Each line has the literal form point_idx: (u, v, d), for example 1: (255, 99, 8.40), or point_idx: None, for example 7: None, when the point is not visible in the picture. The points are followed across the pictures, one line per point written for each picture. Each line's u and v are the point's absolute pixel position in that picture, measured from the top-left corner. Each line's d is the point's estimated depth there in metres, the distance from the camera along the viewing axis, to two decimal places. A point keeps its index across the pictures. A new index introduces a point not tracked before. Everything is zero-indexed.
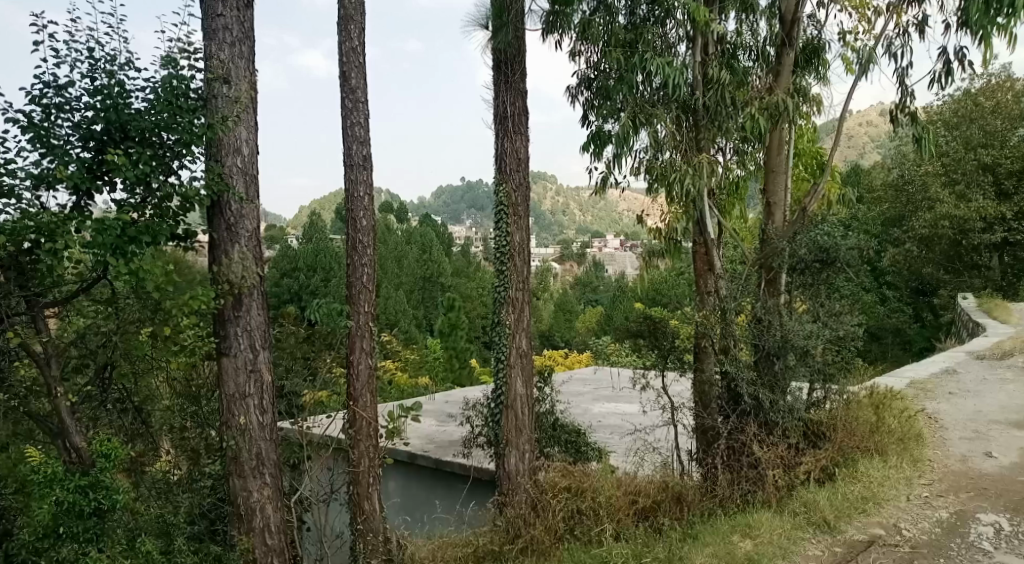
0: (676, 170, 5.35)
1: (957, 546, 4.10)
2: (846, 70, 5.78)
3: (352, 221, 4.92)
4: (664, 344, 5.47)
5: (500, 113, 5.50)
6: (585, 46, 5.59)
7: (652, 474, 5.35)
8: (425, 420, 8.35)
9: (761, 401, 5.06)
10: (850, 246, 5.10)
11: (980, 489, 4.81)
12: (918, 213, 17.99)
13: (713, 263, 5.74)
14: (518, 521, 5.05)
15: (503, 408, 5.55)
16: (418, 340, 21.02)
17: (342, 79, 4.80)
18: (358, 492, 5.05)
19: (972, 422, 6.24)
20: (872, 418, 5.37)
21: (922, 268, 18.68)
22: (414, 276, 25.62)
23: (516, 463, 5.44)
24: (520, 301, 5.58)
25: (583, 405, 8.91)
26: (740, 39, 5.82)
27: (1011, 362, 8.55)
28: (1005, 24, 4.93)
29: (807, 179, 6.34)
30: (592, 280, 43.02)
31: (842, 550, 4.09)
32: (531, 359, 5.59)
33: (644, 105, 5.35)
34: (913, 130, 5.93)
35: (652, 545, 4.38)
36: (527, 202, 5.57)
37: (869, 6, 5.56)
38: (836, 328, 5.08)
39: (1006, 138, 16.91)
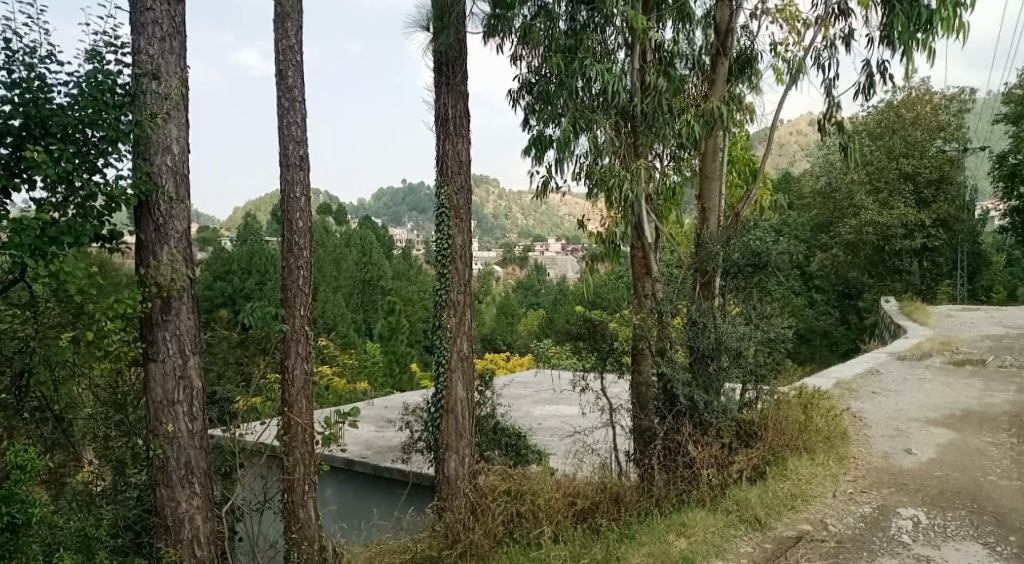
0: (615, 174, 5.43)
1: (879, 540, 4.26)
2: (777, 80, 5.96)
3: (288, 223, 4.79)
4: (603, 346, 5.52)
5: (442, 115, 5.46)
6: (526, 51, 5.63)
7: (591, 476, 5.40)
8: (364, 426, 8.26)
9: (696, 402, 5.15)
10: (781, 250, 5.33)
11: (900, 484, 5.02)
12: (845, 219, 18.76)
13: (651, 267, 5.81)
14: (457, 526, 5.00)
15: (443, 413, 5.51)
16: (357, 344, 20.78)
17: (278, 77, 4.70)
18: (292, 500, 4.94)
19: (893, 420, 6.51)
20: (801, 417, 5.55)
21: (848, 272, 19.47)
22: (354, 278, 25.35)
23: (455, 467, 5.40)
24: (462, 304, 5.55)
25: (523, 408, 8.94)
26: (677, 48, 5.92)
27: (930, 363, 8.97)
28: (925, 39, 5.17)
29: (741, 186, 6.51)
30: (533, 283, 43.33)
31: (771, 546, 4.21)
32: (472, 362, 5.56)
33: (584, 110, 5.40)
34: (840, 139, 6.17)
35: (590, 546, 4.43)
36: (468, 205, 5.54)
37: (798, 19, 5.75)
38: (767, 330, 5.26)
39: (925, 148, 17.80)
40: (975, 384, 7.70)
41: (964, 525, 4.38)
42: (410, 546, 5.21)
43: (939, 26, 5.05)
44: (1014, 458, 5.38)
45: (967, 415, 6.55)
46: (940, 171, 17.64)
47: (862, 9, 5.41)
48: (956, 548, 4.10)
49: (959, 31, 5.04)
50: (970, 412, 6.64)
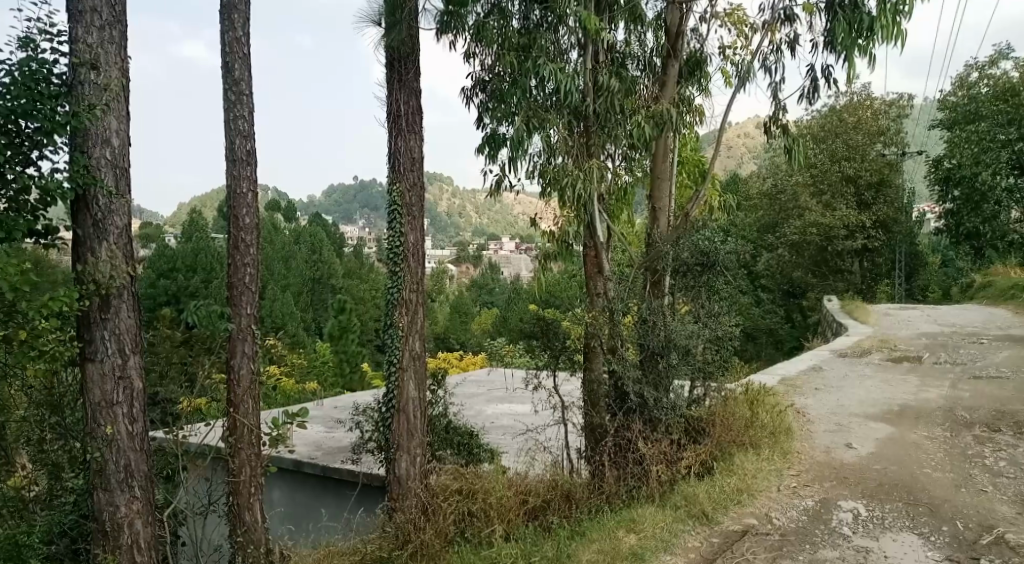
0: (568, 174, 5.45)
1: (820, 533, 4.38)
2: (725, 83, 6.08)
3: (233, 220, 4.69)
4: (556, 344, 5.53)
5: (393, 111, 5.41)
6: (479, 49, 5.64)
7: (542, 474, 5.42)
8: (312, 426, 8.14)
9: (646, 399, 5.21)
10: (729, 250, 5.43)
11: (841, 478, 5.17)
12: (789, 220, 19.26)
13: (603, 265, 5.87)
14: (407, 526, 4.99)
15: (394, 412, 5.46)
16: (307, 344, 20.52)
17: (224, 70, 4.59)
18: (237, 503, 4.82)
19: (835, 415, 6.70)
20: (747, 413, 5.66)
21: (792, 272, 20.00)
22: (303, 277, 24.96)
23: (406, 468, 5.35)
24: (414, 302, 5.49)
25: (476, 407, 8.91)
26: (629, 50, 6.00)
27: (870, 360, 9.27)
28: (866, 46, 5.33)
29: (691, 187, 6.61)
30: (487, 282, 43.37)
31: (718, 540, 4.30)
32: (424, 361, 5.53)
33: (537, 109, 5.43)
34: (784, 142, 6.33)
35: (540, 544, 4.44)
36: (421, 203, 5.49)
37: (746, 23, 5.87)
38: (715, 328, 5.35)
39: (866, 152, 18.42)
40: (911, 380, 7.99)
41: (901, 516, 4.53)
42: (359, 548, 5.18)
43: (879, 34, 5.21)
44: (947, 451, 5.59)
45: (904, 410, 6.77)
46: (879, 174, 18.41)
47: (807, 15, 5.56)
48: (894, 539, 4.23)
49: (898, 38, 5.19)
50: (907, 407, 6.87)
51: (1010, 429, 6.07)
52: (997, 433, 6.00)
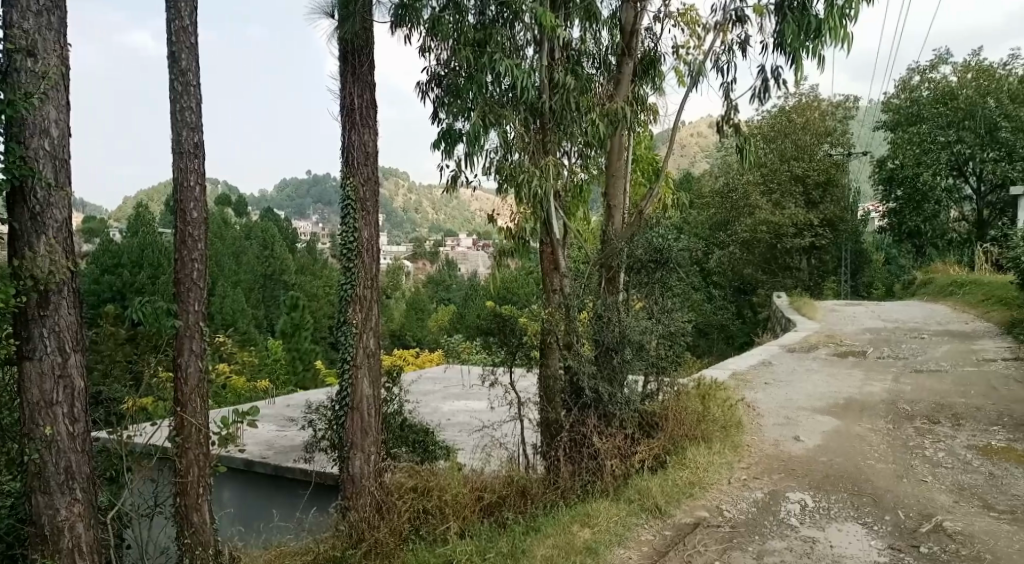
0: (524, 171, 5.46)
1: (769, 524, 4.47)
2: (678, 82, 6.16)
3: (180, 214, 4.55)
4: (511, 341, 5.55)
5: (347, 105, 5.33)
6: (435, 43, 5.59)
7: (498, 470, 5.42)
8: (264, 425, 8.00)
9: (601, 394, 5.26)
10: (681, 247, 5.53)
11: (789, 470, 5.30)
12: (741, 218, 19.64)
13: (559, 262, 5.91)
14: (361, 525, 4.97)
15: (348, 410, 5.39)
16: (258, 342, 20.12)
17: (171, 60, 4.46)
18: (185, 504, 4.71)
19: (784, 409, 6.85)
20: (699, 408, 5.75)
21: (743, 269, 20.40)
22: (255, 273, 24.46)
23: (360, 466, 5.30)
24: (368, 299, 5.44)
25: (432, 404, 8.87)
26: (584, 47, 5.98)
27: (816, 354, 9.52)
28: (814, 48, 5.44)
29: (645, 185, 6.69)
30: (444, 278, 43.22)
31: (671, 533, 4.36)
32: (379, 359, 5.47)
33: (493, 105, 5.40)
34: (736, 141, 6.43)
35: (495, 540, 4.43)
36: (376, 198, 5.42)
37: (698, 23, 5.95)
38: (668, 324, 5.41)
39: (813, 152, 18.93)
40: (856, 374, 8.22)
41: (846, 507, 4.65)
42: (312, 548, 5.13)
43: (827, 36, 5.34)
44: (890, 443, 5.77)
45: (849, 403, 6.97)
46: (827, 174, 18.87)
47: (758, 17, 5.66)
48: (839, 529, 4.35)
49: (845, 41, 5.33)
50: (852, 400, 7.07)
51: (948, 420, 6.30)
52: (936, 424, 6.22)
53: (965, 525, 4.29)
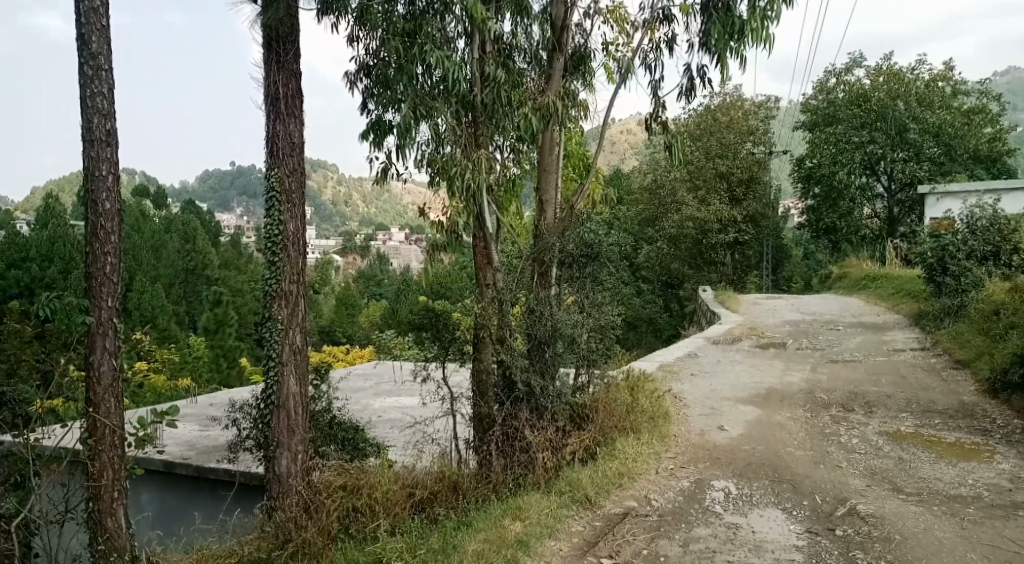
0: (456, 164, 5.45)
1: (695, 512, 4.59)
2: (608, 79, 6.24)
3: (92, 205, 4.33)
4: (445, 336, 5.50)
5: (272, 94, 5.18)
6: (363, 32, 5.50)
7: (429, 466, 5.37)
8: (185, 425, 7.73)
9: (534, 388, 5.29)
10: (612, 242, 5.59)
11: (714, 458, 5.44)
12: (669, 214, 20.11)
13: (492, 257, 5.88)
14: (288, 525, 4.85)
15: (274, 408, 5.25)
16: (179, 339, 19.44)
17: (80, 42, 4.22)
18: (98, 509, 4.49)
19: (709, 399, 7.05)
20: (628, 399, 5.84)
21: (671, 263, 20.87)
22: (175, 268, 23.55)
23: (287, 465, 5.19)
24: (294, 295, 5.27)
25: (362, 401, 8.74)
26: (515, 41, 5.96)
27: (739, 346, 9.82)
28: (737, 47, 5.58)
29: (575, 180, 6.75)
30: (375, 274, 42.65)
31: (601, 524, 4.42)
32: (307, 355, 5.34)
33: (423, 97, 5.34)
34: (664, 138, 6.56)
35: (426, 537, 4.38)
36: (302, 190, 5.29)
37: (627, 21, 6.02)
38: (598, 318, 5.48)
39: (737, 150, 19.54)
40: (777, 364, 8.54)
41: (767, 493, 4.82)
42: (237, 550, 4.99)
43: (749, 36, 5.49)
44: (808, 430, 6.01)
45: (770, 393, 7.22)
46: (749, 172, 19.54)
47: (684, 16, 5.78)
48: (760, 514, 4.51)
49: (766, 42, 5.49)
50: (773, 390, 7.33)
51: (862, 408, 6.61)
52: (851, 412, 6.51)
53: (877, 507, 4.50)
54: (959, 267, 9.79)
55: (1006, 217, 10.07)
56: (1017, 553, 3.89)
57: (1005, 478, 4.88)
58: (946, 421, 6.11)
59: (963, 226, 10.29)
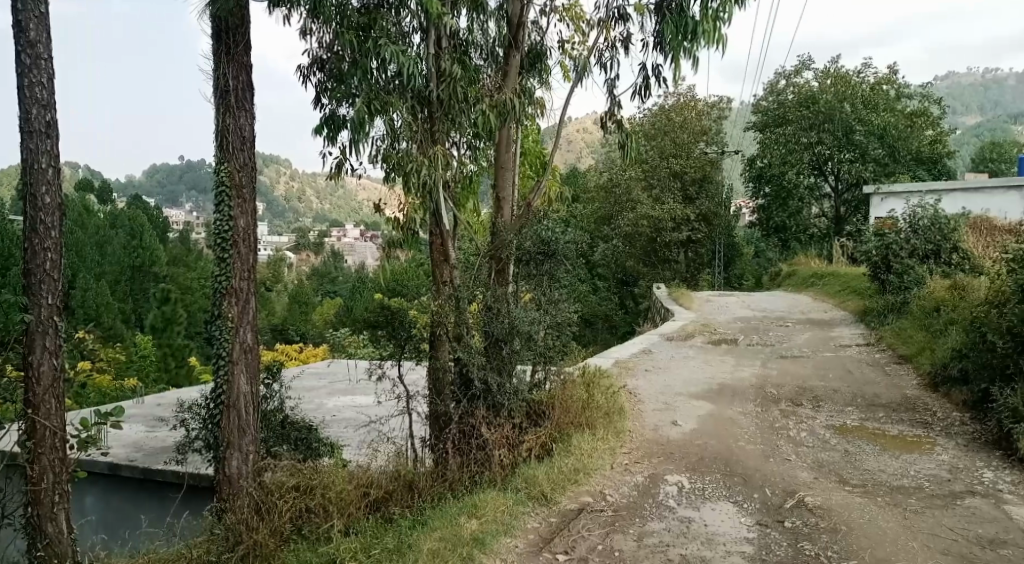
0: (412, 160, 5.41)
1: (649, 506, 4.64)
2: (564, 77, 6.25)
3: (31, 199, 4.16)
4: (400, 334, 5.47)
5: (221, 87, 5.05)
6: (316, 25, 5.40)
7: (384, 465, 5.31)
8: (131, 426, 7.52)
9: (490, 385, 5.28)
10: (568, 240, 5.62)
11: (667, 453, 5.51)
12: (624, 212, 20.32)
13: (449, 254, 5.85)
14: (238, 526, 4.73)
15: (224, 408, 5.13)
16: (125, 338, 18.94)
17: (17, 29, 4.05)
18: (38, 514, 4.32)
19: (663, 395, 7.14)
20: (584, 395, 5.86)
21: (626, 261, 21.07)
22: (121, 265, 22.86)
23: (238, 466, 5.06)
24: (243, 292, 5.11)
25: (316, 400, 8.62)
26: (472, 38, 5.90)
27: (693, 342, 9.97)
28: (691, 48, 5.65)
29: (532, 178, 6.78)
30: (329, 271, 42.07)
31: (556, 520, 4.45)
32: (256, 354, 5.17)
33: (378, 92, 5.25)
34: (619, 137, 6.63)
35: (381, 536, 4.34)
36: (253, 185, 5.18)
37: (583, 19, 6.05)
38: (555, 315, 5.50)
39: (690, 150, 19.89)
40: (729, 360, 8.70)
41: (719, 487, 4.90)
42: (185, 553, 4.86)
43: (702, 38, 5.56)
44: (758, 425, 6.14)
45: (723, 388, 7.35)
46: (703, 171, 19.89)
47: (638, 15, 5.83)
48: (712, 508, 4.58)
49: (719, 43, 5.58)
50: (726, 385, 7.46)
51: (810, 402, 6.78)
52: (799, 406, 6.67)
53: (824, 499, 4.62)
54: (902, 265, 10.12)
55: (946, 217, 10.43)
56: (955, 540, 4.03)
57: (945, 469, 5.06)
58: (889, 414, 6.30)
59: (906, 225, 10.63)
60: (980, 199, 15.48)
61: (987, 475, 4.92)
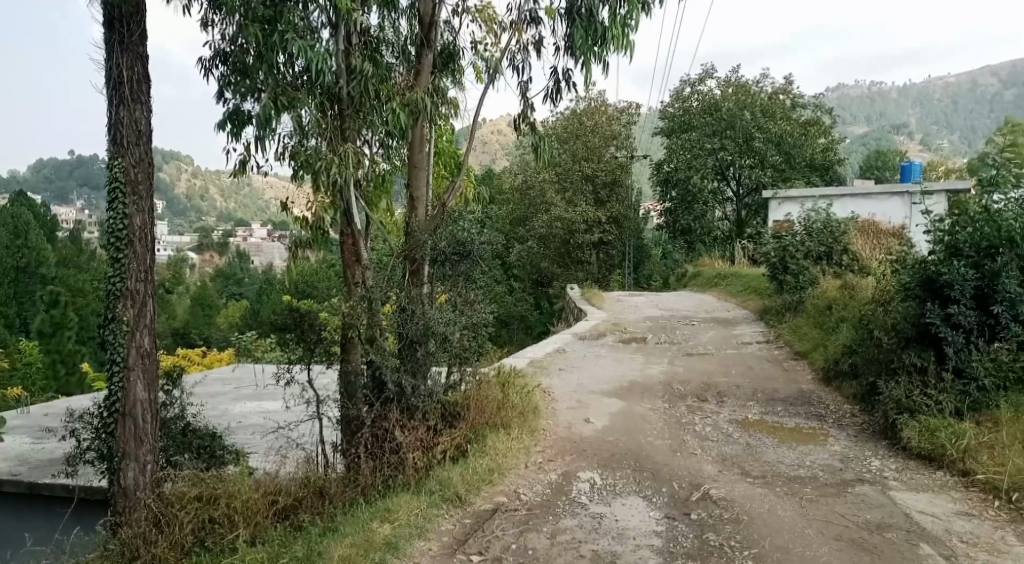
0: (320, 158, 5.27)
1: (562, 503, 4.69)
2: (477, 78, 6.26)
3: None
4: (310, 337, 5.30)
5: (114, 77, 4.78)
6: (218, 16, 5.20)
7: (293, 473, 5.17)
8: (14, 438, 7.02)
9: (404, 387, 5.25)
10: (484, 240, 5.58)
11: (580, 450, 5.60)
12: (538, 214, 20.61)
13: (361, 255, 5.81)
14: (135, 541, 4.56)
15: (118, 417, 4.88)
16: (10, 345, 17.84)
17: None
18: None
19: (575, 393, 7.25)
20: (500, 395, 5.84)
21: (540, 263, 21.32)
22: (5, 266, 21.35)
23: (134, 477, 4.85)
24: (141, 294, 4.90)
25: (220, 407, 8.28)
26: (383, 35, 5.87)
27: (604, 341, 10.20)
28: (600, 53, 5.77)
29: (447, 178, 6.87)
30: (234, 272, 40.59)
31: (470, 521, 4.44)
32: (155, 359, 4.97)
33: (285, 87, 5.12)
34: (532, 139, 6.68)
35: (289, 545, 4.22)
36: (149, 180, 4.93)
37: (495, 21, 6.07)
38: (470, 316, 5.45)
39: (601, 154, 20.47)
40: (639, 358, 8.93)
41: (629, 482, 5.01)
42: None
43: (611, 43, 5.69)
44: (667, 420, 6.32)
45: (633, 385, 7.53)
46: (613, 175, 20.46)
47: (549, 19, 5.90)
48: (623, 503, 4.68)
49: (627, 49, 5.72)
50: (635, 383, 7.65)
51: (714, 398, 7.04)
52: (705, 402, 6.91)
53: (728, 491, 4.80)
54: (798, 266, 10.67)
55: (837, 222, 11.07)
56: (847, 527, 4.27)
57: (837, 459, 5.35)
58: (787, 408, 6.61)
59: (801, 229, 11.23)
60: (867, 204, 16.47)
61: (875, 463, 5.24)
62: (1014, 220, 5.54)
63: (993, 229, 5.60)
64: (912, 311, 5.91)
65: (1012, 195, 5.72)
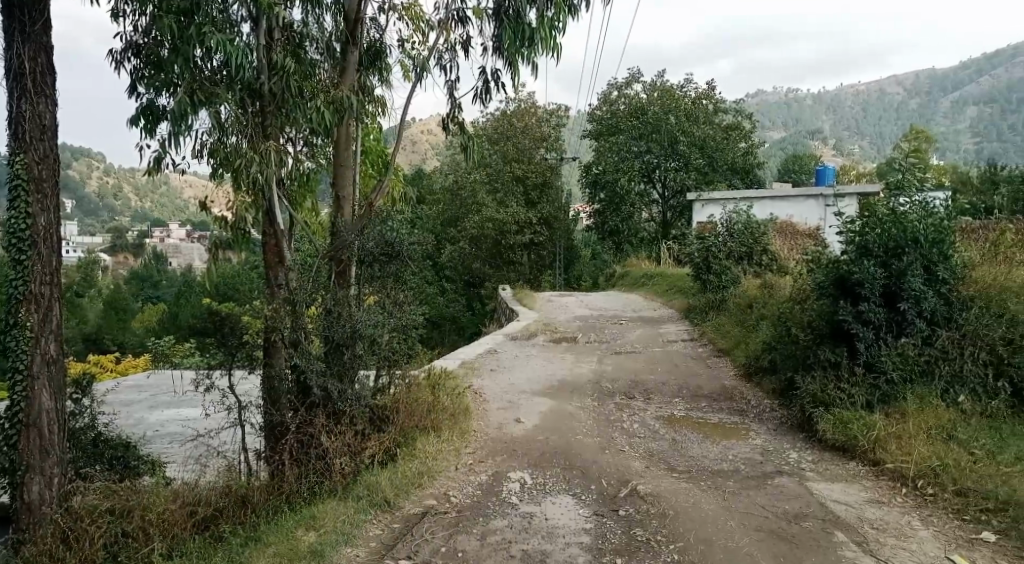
0: (242, 155, 5.13)
1: (491, 504, 4.67)
2: (404, 77, 6.21)
3: None
4: (230, 341, 5.14)
5: (14, 69, 4.52)
6: (131, 6, 5.00)
7: (214, 482, 4.99)
8: None
9: (331, 392, 5.10)
10: (412, 241, 5.51)
11: (511, 451, 5.60)
12: (468, 215, 20.62)
13: (284, 255, 5.64)
14: (41, 558, 4.32)
15: (21, 427, 4.62)
16: None
17: None
18: None
19: (506, 393, 7.26)
20: (429, 397, 5.78)
21: (472, 263, 21.30)
22: None
23: (40, 491, 4.58)
24: (46, 298, 4.64)
25: (135, 416, 7.92)
26: (307, 30, 5.66)
27: (535, 341, 10.27)
28: (528, 55, 5.78)
29: (375, 177, 6.75)
30: (152, 274, 39.02)
31: (399, 525, 4.37)
32: (61, 366, 4.74)
33: (202, 83, 4.98)
34: (461, 139, 6.64)
35: (209, 557, 4.09)
36: (55, 179, 4.69)
37: (422, 19, 6.02)
38: (399, 317, 5.38)
39: (531, 155, 20.85)
40: (568, 357, 9.03)
41: (559, 481, 5.03)
42: None
43: (539, 45, 5.73)
44: (595, 418, 6.39)
45: (562, 384, 7.60)
46: (543, 176, 20.77)
47: (477, 19, 5.88)
48: (552, 502, 4.70)
49: (555, 51, 5.77)
50: (565, 381, 7.73)
51: (642, 395, 7.18)
52: (632, 399, 7.03)
53: (654, 486, 4.89)
54: (720, 266, 10.97)
55: (757, 223, 11.46)
56: (766, 518, 4.41)
57: (758, 452, 5.52)
58: (711, 404, 6.79)
59: (724, 231, 11.57)
60: (785, 206, 17.08)
61: (793, 455, 5.43)
62: (917, 221, 5.85)
63: (898, 230, 5.87)
64: (827, 308, 6.17)
65: (916, 198, 6.02)
